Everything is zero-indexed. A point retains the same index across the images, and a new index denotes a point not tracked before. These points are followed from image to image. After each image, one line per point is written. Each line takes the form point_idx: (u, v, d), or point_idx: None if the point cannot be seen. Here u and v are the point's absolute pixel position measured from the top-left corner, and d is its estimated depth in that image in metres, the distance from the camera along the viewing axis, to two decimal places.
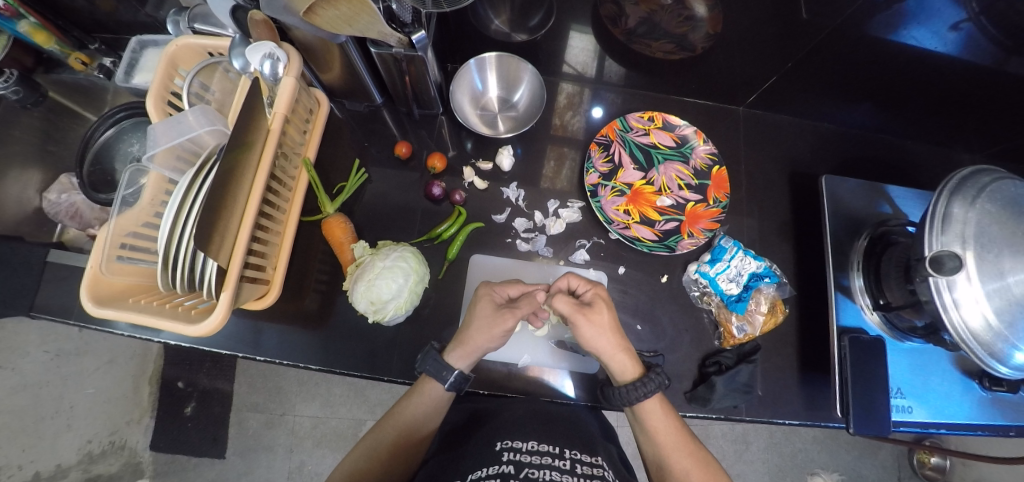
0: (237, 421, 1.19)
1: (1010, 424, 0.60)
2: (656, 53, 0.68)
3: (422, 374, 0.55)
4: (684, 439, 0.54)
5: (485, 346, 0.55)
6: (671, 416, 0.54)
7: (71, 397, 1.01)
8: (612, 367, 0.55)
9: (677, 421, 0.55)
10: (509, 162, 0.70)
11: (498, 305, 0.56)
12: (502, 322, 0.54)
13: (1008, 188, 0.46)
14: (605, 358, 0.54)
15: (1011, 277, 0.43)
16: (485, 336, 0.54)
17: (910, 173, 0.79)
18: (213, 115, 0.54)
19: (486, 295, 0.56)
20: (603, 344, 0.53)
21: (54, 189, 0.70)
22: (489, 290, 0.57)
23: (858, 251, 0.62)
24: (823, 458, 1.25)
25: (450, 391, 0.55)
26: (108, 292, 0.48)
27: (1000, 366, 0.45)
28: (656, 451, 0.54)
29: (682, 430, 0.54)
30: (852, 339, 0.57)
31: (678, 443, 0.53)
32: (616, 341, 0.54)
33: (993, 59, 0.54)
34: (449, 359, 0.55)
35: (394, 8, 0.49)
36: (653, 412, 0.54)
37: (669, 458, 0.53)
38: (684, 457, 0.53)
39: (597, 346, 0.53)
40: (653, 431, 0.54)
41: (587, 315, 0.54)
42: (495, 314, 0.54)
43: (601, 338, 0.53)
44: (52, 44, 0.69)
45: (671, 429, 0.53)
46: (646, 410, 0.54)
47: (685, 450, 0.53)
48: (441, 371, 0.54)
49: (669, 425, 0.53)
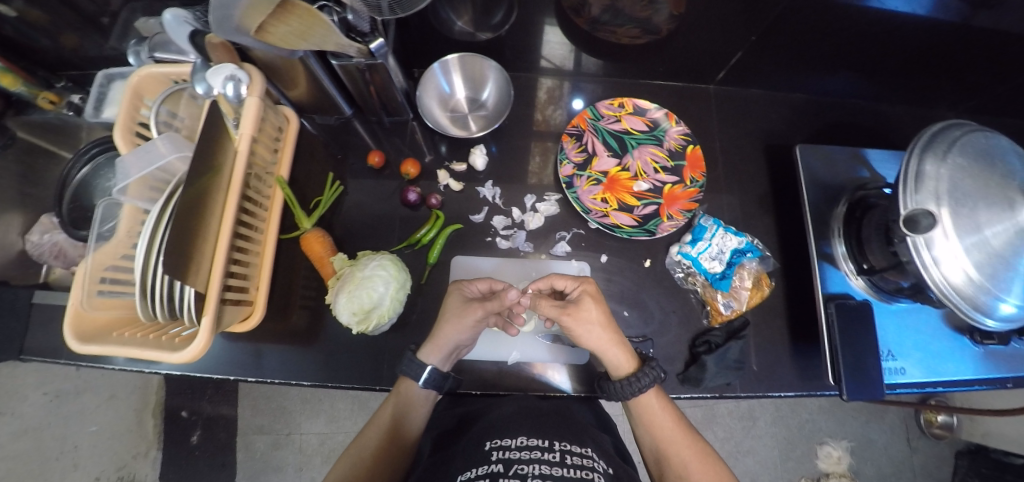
0: (243, 445, 1.25)
1: (1006, 376, 0.60)
2: (622, 39, 0.67)
3: (401, 378, 0.56)
4: (683, 431, 0.54)
5: (456, 338, 0.55)
6: (669, 409, 0.55)
7: (74, 437, 0.97)
8: (608, 363, 0.55)
9: (676, 414, 0.55)
10: (483, 161, 0.70)
11: (467, 298, 0.58)
12: (470, 313, 0.55)
13: (978, 140, 0.46)
14: (600, 355, 0.55)
15: (988, 229, 0.43)
16: (455, 329, 0.55)
17: (889, 135, 0.79)
18: (182, 142, 0.54)
19: (457, 290, 0.58)
20: (595, 341, 0.54)
21: (36, 230, 0.71)
22: (459, 286, 0.59)
23: (837, 217, 0.62)
24: (830, 427, 1.26)
25: (429, 389, 0.55)
26: (90, 328, 0.48)
27: (987, 319, 0.45)
28: (654, 445, 0.54)
29: (680, 422, 0.55)
30: (838, 305, 0.57)
31: (676, 436, 0.53)
32: (610, 334, 0.54)
33: (959, 15, 0.54)
34: (422, 357, 0.55)
35: (350, 18, 0.49)
36: (651, 406, 0.54)
37: (668, 451, 0.53)
38: (684, 449, 0.53)
39: (588, 343, 0.54)
40: (650, 424, 0.54)
41: (573, 315, 0.54)
42: (462, 306, 0.56)
43: (593, 334, 0.53)
44: (19, 86, 0.69)
45: (669, 421, 0.54)
46: (643, 405, 0.54)
47: (684, 442, 0.53)
48: (416, 369, 0.54)
49: (665, 416, 0.54)
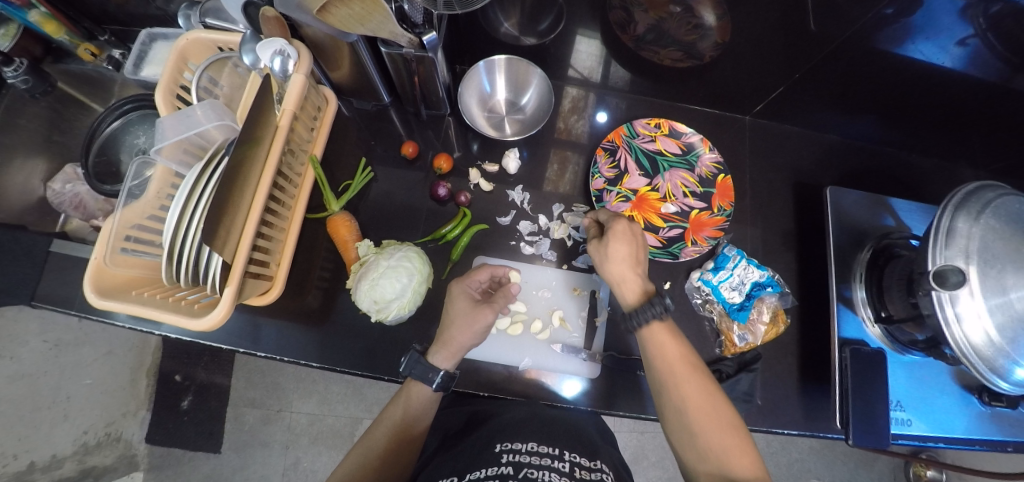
0: (234, 416, 1.19)
1: (1008, 440, 0.60)
2: (663, 60, 0.68)
3: (405, 380, 0.57)
4: (695, 373, 0.48)
5: (467, 344, 0.55)
6: (679, 344, 0.51)
7: (69, 388, 1.01)
8: (620, 296, 0.55)
9: (687, 351, 0.50)
10: (515, 164, 0.71)
11: (473, 300, 0.57)
12: (480, 316, 0.55)
13: (1012, 204, 0.46)
14: (615, 285, 0.56)
15: (1014, 292, 0.42)
16: (464, 332, 0.55)
17: (913, 186, 0.79)
18: (222, 110, 0.53)
19: (462, 291, 0.57)
20: (614, 270, 0.55)
21: (58, 178, 0.71)
22: (464, 287, 0.58)
23: (860, 262, 0.62)
24: (819, 468, 1.26)
25: (437, 391, 0.56)
26: (112, 283, 0.48)
27: (1000, 381, 0.45)
28: (658, 380, 0.49)
29: (692, 361, 0.50)
30: (853, 351, 0.57)
31: (683, 372, 0.48)
32: (627, 268, 0.54)
33: (999, 76, 0.54)
34: (433, 361, 0.55)
35: (405, 8, 0.50)
36: (659, 339, 0.51)
37: (672, 387, 0.48)
38: (689, 386, 0.47)
39: (608, 274, 0.56)
40: (655, 358, 0.50)
41: (596, 248, 0.57)
42: (470, 309, 0.56)
43: (613, 265, 0.55)
44: (62, 34, 0.69)
45: (678, 358, 0.49)
46: (655, 338, 0.51)
47: (693, 379, 0.48)
48: (427, 373, 0.55)
49: (671, 348, 0.50)
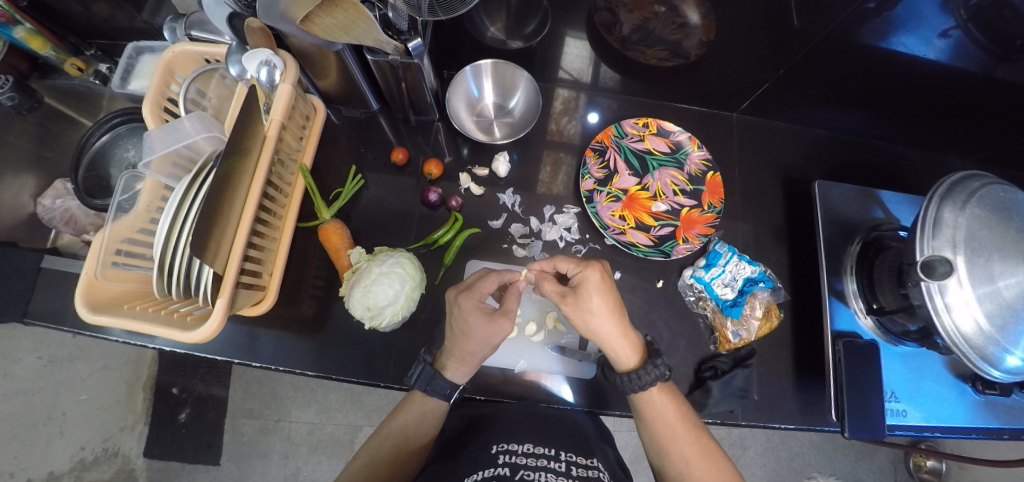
0: (232, 427, 1.18)
1: (1004, 427, 0.60)
2: (651, 60, 0.68)
3: (411, 389, 0.57)
4: (686, 427, 0.53)
5: (483, 356, 0.55)
6: (673, 404, 0.53)
7: (63, 405, 1.04)
8: (612, 355, 0.54)
9: (680, 409, 0.53)
10: (505, 168, 0.71)
11: (489, 314, 0.53)
12: (499, 329, 0.53)
13: (997, 193, 0.47)
14: (605, 345, 0.54)
15: (1001, 280, 0.43)
16: (482, 346, 0.53)
17: (902, 178, 0.80)
18: (210, 122, 0.54)
19: (473, 306, 0.53)
20: (602, 330, 0.52)
21: (48, 194, 0.71)
22: (472, 300, 0.53)
23: (850, 255, 0.63)
24: (819, 462, 1.26)
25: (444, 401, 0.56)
26: (103, 298, 0.48)
27: (992, 370, 0.45)
28: (656, 442, 0.53)
29: (689, 421, 0.53)
30: (846, 343, 0.57)
31: (680, 434, 0.52)
32: (616, 328, 0.52)
33: (981, 66, 0.55)
34: (450, 376, 0.56)
35: (390, 15, 0.51)
36: (654, 402, 0.52)
37: (669, 448, 0.53)
38: (686, 447, 0.52)
39: (591, 333, 0.53)
40: (653, 421, 0.52)
41: (573, 305, 0.52)
42: (485, 322, 0.52)
43: (597, 325, 0.52)
44: (48, 50, 0.68)
45: (674, 419, 0.52)
46: (650, 403, 0.52)
47: (687, 439, 0.52)
48: (445, 390, 0.55)
49: (667, 409, 0.52)
